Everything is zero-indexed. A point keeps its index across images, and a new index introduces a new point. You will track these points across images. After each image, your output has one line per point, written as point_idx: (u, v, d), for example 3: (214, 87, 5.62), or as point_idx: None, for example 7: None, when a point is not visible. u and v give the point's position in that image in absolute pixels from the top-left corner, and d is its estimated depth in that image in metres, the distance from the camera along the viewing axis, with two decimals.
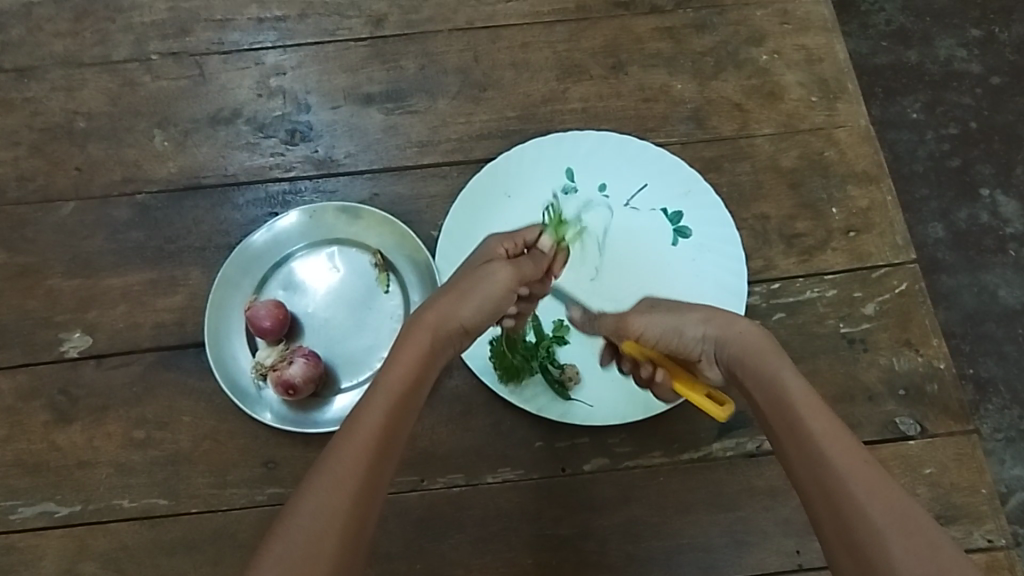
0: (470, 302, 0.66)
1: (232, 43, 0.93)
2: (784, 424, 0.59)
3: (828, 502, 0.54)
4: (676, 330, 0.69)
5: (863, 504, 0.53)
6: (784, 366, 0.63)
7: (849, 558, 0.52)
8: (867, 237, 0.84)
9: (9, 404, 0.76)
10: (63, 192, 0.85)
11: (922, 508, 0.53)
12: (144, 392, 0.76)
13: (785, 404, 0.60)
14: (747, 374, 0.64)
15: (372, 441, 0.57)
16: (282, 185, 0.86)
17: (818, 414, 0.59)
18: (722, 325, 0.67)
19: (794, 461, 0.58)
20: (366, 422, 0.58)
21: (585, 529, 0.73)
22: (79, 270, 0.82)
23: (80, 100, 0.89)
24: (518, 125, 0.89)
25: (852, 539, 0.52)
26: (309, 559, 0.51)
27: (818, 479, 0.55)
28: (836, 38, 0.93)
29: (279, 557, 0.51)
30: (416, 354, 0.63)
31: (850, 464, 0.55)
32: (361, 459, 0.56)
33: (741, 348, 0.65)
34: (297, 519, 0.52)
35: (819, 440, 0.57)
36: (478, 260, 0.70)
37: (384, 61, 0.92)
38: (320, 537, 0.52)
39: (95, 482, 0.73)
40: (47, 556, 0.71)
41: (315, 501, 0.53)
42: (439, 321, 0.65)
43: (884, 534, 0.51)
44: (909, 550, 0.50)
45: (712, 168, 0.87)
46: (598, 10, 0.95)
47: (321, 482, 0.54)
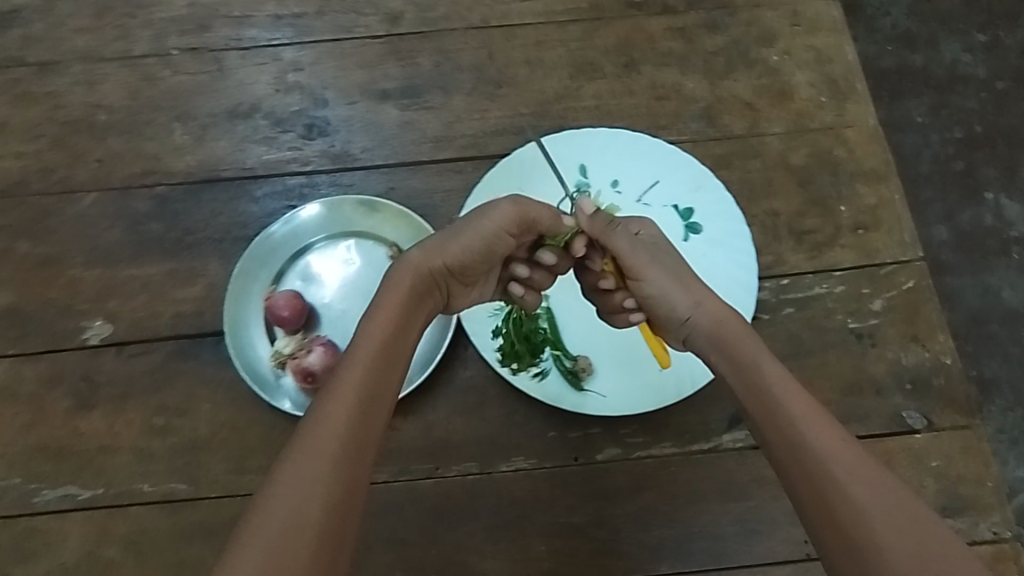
0: (464, 249, 0.71)
1: (250, 40, 0.94)
2: (762, 408, 0.62)
3: (811, 483, 0.56)
4: (670, 296, 0.72)
5: (845, 483, 0.55)
6: (761, 354, 0.65)
7: (834, 539, 0.54)
8: (876, 234, 0.85)
9: (32, 391, 0.77)
10: (84, 184, 0.86)
11: (900, 484, 0.55)
12: (164, 379, 0.77)
13: (763, 390, 0.63)
14: (723, 358, 0.67)
15: (354, 400, 0.59)
16: (300, 179, 0.87)
17: (797, 397, 0.61)
18: (715, 307, 0.70)
19: (774, 444, 0.60)
20: (348, 383, 0.60)
21: (597, 518, 0.74)
22: (100, 260, 0.83)
23: (102, 94, 0.91)
24: (531, 121, 0.91)
25: (834, 514, 0.54)
26: (295, 522, 0.52)
27: (799, 461, 0.58)
28: (844, 39, 0.94)
29: (265, 520, 0.52)
30: (398, 302, 0.67)
31: (828, 444, 0.57)
32: (344, 418, 0.58)
33: (723, 329, 0.68)
34: (285, 478, 0.54)
35: (796, 421, 0.59)
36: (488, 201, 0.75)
37: (400, 57, 0.93)
38: (305, 500, 0.53)
39: (116, 468, 0.74)
40: (67, 541, 0.72)
41: (296, 466, 0.55)
42: (421, 261, 0.70)
43: (866, 511, 0.53)
44: (890, 523, 0.52)
45: (722, 166, 0.89)
46: (610, 10, 0.96)
47: (305, 444, 0.56)
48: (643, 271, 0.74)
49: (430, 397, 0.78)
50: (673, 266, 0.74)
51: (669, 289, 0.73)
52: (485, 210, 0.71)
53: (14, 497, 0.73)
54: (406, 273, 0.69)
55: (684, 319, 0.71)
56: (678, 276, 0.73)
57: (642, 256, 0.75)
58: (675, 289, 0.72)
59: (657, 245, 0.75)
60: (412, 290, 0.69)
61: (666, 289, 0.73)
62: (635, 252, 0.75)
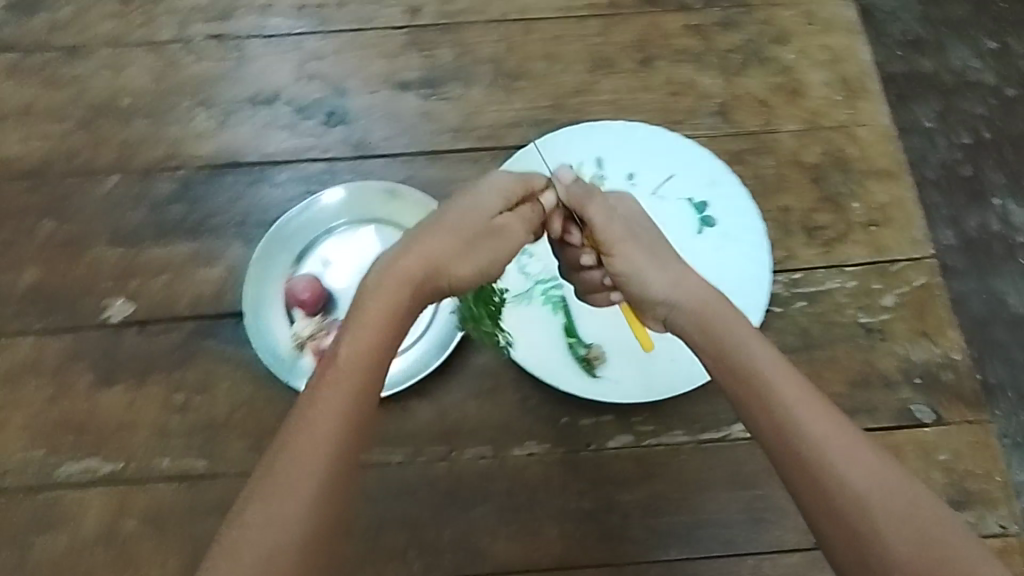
0: (464, 255, 0.67)
1: (273, 28, 0.96)
2: (750, 391, 0.60)
3: (807, 472, 0.55)
4: (643, 273, 0.70)
5: (842, 470, 0.54)
6: (749, 336, 0.63)
7: (835, 529, 0.53)
8: (887, 232, 0.86)
9: (55, 366, 0.78)
10: (108, 165, 0.88)
11: (896, 466, 0.55)
12: (184, 358, 0.79)
13: (754, 372, 0.60)
14: (706, 341, 0.64)
15: (339, 414, 0.56)
16: (320, 165, 0.89)
17: (789, 380, 0.59)
18: (695, 289, 0.67)
19: (766, 430, 0.58)
20: (331, 399, 0.57)
21: (608, 503, 0.75)
22: (122, 241, 0.84)
23: (126, 79, 0.92)
24: (549, 114, 0.92)
25: (833, 503, 0.53)
26: (274, 549, 0.51)
27: (793, 449, 0.56)
28: (858, 40, 0.96)
29: (242, 548, 0.51)
30: (389, 306, 0.62)
31: (823, 430, 0.56)
32: (330, 429, 0.55)
33: (709, 314, 0.65)
34: (262, 503, 0.53)
35: (790, 407, 0.58)
36: (479, 192, 0.71)
37: (419, 48, 0.95)
38: (283, 527, 0.52)
39: (136, 443, 0.75)
40: (87, 513, 0.73)
41: (274, 491, 0.53)
42: (410, 265, 0.64)
43: (863, 496, 0.53)
44: (886, 505, 0.52)
45: (736, 161, 0.90)
46: (628, 7, 0.98)
47: (285, 469, 0.54)
48: (621, 249, 0.72)
49: (444, 381, 0.79)
50: (647, 243, 0.73)
51: (642, 266, 0.71)
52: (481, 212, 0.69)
53: (36, 469, 0.74)
54: (397, 272, 0.64)
55: (658, 299, 0.69)
56: (653, 254, 0.71)
57: (617, 230, 0.73)
58: (652, 268, 0.70)
59: (636, 221, 0.74)
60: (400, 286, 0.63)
61: (640, 266, 0.71)
62: (609, 225, 0.73)
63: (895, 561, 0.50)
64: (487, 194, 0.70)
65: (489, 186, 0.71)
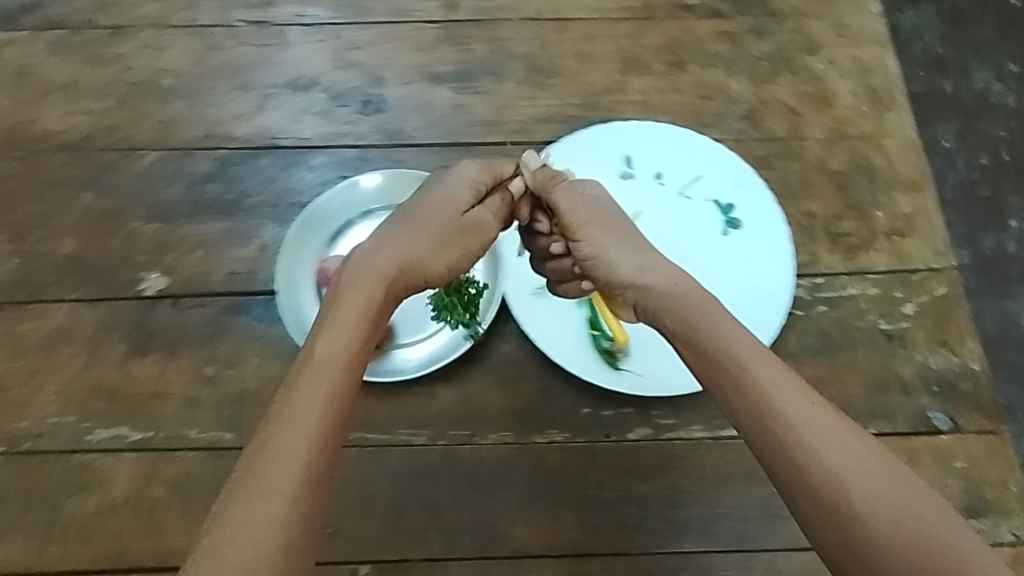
0: (438, 244, 0.70)
1: (312, 17, 0.97)
2: (728, 375, 0.59)
3: (790, 458, 0.54)
4: (609, 257, 0.71)
5: (818, 445, 0.54)
6: (723, 319, 0.62)
7: (813, 506, 0.52)
8: (910, 241, 0.87)
9: (90, 335, 0.80)
10: (147, 142, 0.90)
11: (872, 440, 0.55)
12: (215, 332, 0.80)
13: (731, 355, 0.60)
14: (680, 325, 0.64)
15: (319, 403, 0.55)
16: (354, 152, 0.90)
17: (764, 361, 0.59)
18: (659, 275, 0.68)
19: (747, 415, 0.58)
20: (307, 394, 0.55)
21: (626, 493, 0.76)
22: (159, 216, 0.86)
23: (168, 60, 0.94)
24: (579, 112, 0.94)
25: (820, 491, 0.52)
26: (261, 545, 0.49)
27: (775, 437, 0.55)
28: (887, 53, 0.97)
29: (229, 551, 0.48)
30: (364, 303, 0.62)
31: (801, 407, 0.56)
32: (315, 421, 0.54)
33: (678, 298, 0.65)
34: (243, 503, 0.50)
35: (765, 386, 0.57)
36: (447, 182, 0.73)
37: (455, 42, 0.96)
38: (270, 521, 0.50)
39: (166, 413, 0.77)
40: (117, 478, 0.75)
41: (257, 490, 0.50)
42: (385, 263, 0.65)
43: (847, 480, 0.52)
44: (870, 488, 0.52)
45: (763, 165, 0.92)
46: (661, 11, 0.99)
47: (266, 464, 0.52)
48: (585, 233, 0.73)
49: (470, 367, 0.80)
50: (613, 227, 0.73)
51: (609, 250, 0.71)
52: (452, 205, 0.72)
53: (67, 433, 0.76)
54: (377, 264, 0.65)
55: (625, 284, 0.70)
56: (619, 238, 0.72)
57: (582, 215, 0.74)
58: (614, 250, 0.71)
59: (601, 205, 0.74)
60: (379, 278, 0.65)
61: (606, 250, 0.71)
62: (574, 211, 0.74)
63: (883, 546, 0.50)
64: (455, 184, 0.73)
65: (457, 177, 0.73)
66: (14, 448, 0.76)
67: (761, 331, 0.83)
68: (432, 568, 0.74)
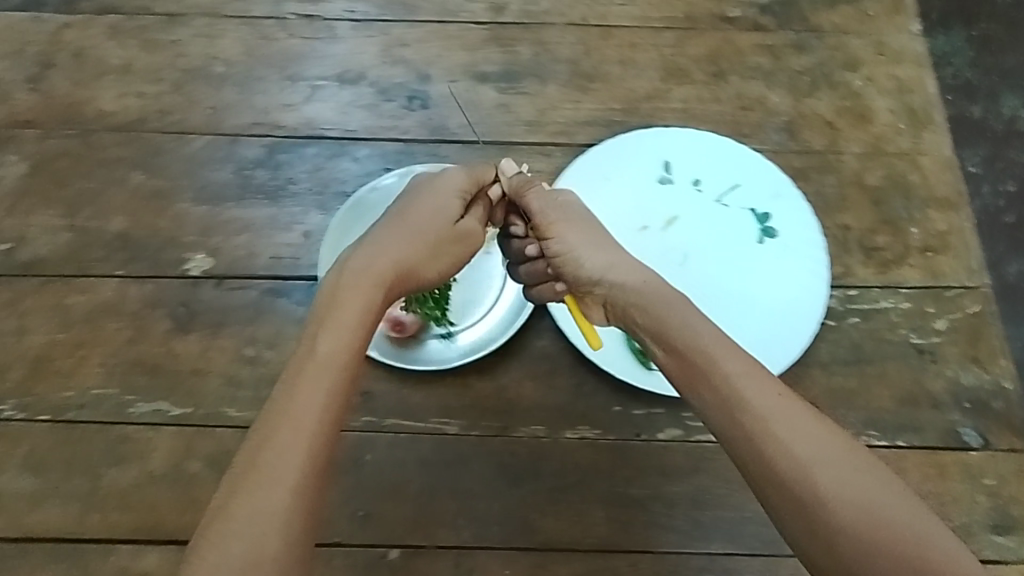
0: (430, 250, 0.70)
1: (362, 13, 0.98)
2: (696, 369, 0.59)
3: (758, 451, 0.54)
4: (578, 253, 0.71)
5: (785, 436, 0.53)
6: (691, 314, 0.63)
7: (782, 500, 0.51)
8: (944, 258, 0.88)
9: (135, 310, 0.83)
10: (198, 127, 0.92)
11: (840, 433, 0.54)
12: (257, 315, 0.82)
13: (699, 349, 0.60)
14: (652, 321, 0.64)
15: (316, 395, 0.55)
16: (398, 145, 0.92)
17: (731, 354, 0.59)
18: (627, 271, 0.69)
19: (714, 409, 0.57)
20: (304, 388, 0.55)
21: (654, 492, 0.77)
22: (206, 199, 0.88)
23: (220, 48, 0.96)
24: (620, 117, 0.95)
25: (786, 483, 0.52)
26: (266, 535, 0.50)
27: (742, 430, 0.55)
28: (926, 73, 0.98)
29: (233, 541, 0.49)
30: (359, 301, 0.61)
31: (769, 400, 0.55)
32: (316, 418, 0.54)
33: (650, 294, 0.66)
34: (245, 495, 0.51)
35: (732, 378, 0.57)
36: (437, 189, 0.74)
37: (500, 44, 0.98)
38: (273, 512, 0.51)
39: (206, 389, 0.80)
40: (158, 450, 0.78)
41: (259, 482, 0.51)
42: (374, 265, 0.64)
43: (812, 469, 0.51)
44: (836, 477, 0.51)
45: (799, 178, 0.93)
46: (703, 22, 1.00)
47: (265, 456, 0.52)
48: (556, 232, 0.73)
49: (504, 360, 0.81)
50: (582, 227, 0.74)
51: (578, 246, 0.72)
52: (439, 212, 0.72)
53: (111, 404, 0.79)
54: (373, 263, 0.65)
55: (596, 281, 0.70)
56: (588, 236, 0.72)
57: (553, 216, 0.74)
58: (584, 249, 0.71)
59: (573, 208, 0.75)
60: (376, 276, 0.64)
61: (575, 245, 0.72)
62: (545, 211, 0.74)
63: (850, 536, 0.49)
64: (444, 192, 0.73)
65: (447, 185, 0.74)
66: (58, 417, 0.79)
67: (793, 340, 0.83)
68: (460, 555, 0.75)
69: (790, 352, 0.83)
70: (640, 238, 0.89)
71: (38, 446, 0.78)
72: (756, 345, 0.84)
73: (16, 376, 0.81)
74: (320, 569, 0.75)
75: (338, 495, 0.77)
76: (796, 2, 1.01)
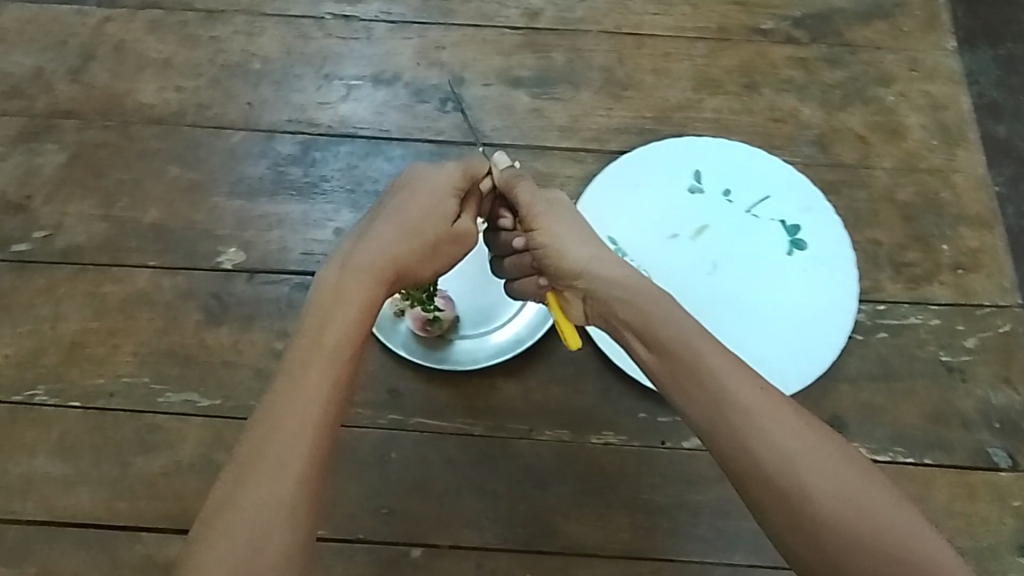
0: (425, 249, 0.68)
1: (398, 15, 0.99)
2: (680, 363, 0.60)
3: (740, 446, 0.55)
4: (564, 245, 0.70)
5: (768, 432, 0.55)
6: (675, 309, 0.64)
7: (768, 496, 0.53)
8: (975, 276, 0.88)
9: (168, 301, 0.84)
10: (234, 122, 0.93)
11: (819, 426, 0.56)
12: (288, 309, 0.83)
13: (682, 344, 0.61)
14: (635, 317, 0.65)
15: (316, 390, 0.56)
16: (431, 146, 0.93)
17: (715, 350, 0.60)
18: (611, 267, 0.68)
19: (696, 404, 0.59)
20: (305, 383, 0.56)
21: (679, 500, 0.77)
22: (240, 193, 0.89)
23: (259, 45, 0.97)
24: (652, 125, 0.95)
25: (769, 479, 0.54)
26: (272, 524, 0.52)
27: (725, 426, 0.57)
28: (961, 91, 0.98)
29: (240, 531, 0.51)
30: (356, 298, 0.61)
31: (752, 396, 0.57)
32: (319, 412, 0.55)
33: (635, 288, 0.66)
34: (251, 486, 0.52)
35: (716, 374, 0.58)
36: (433, 185, 0.71)
37: (535, 50, 0.98)
38: (277, 503, 0.52)
39: (236, 381, 0.81)
40: (188, 440, 0.79)
41: (263, 473, 0.53)
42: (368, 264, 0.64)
43: (795, 464, 0.54)
44: (816, 471, 0.53)
45: (830, 192, 0.93)
46: (737, 34, 1.00)
47: (267, 447, 0.54)
48: (543, 226, 0.72)
49: (531, 362, 0.81)
50: (569, 222, 0.72)
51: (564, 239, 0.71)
52: (435, 209, 0.70)
53: (142, 393, 0.80)
54: (372, 261, 0.64)
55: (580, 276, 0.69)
56: (574, 233, 0.71)
57: (540, 209, 0.73)
58: (569, 244, 0.70)
59: (560, 204, 0.73)
60: (373, 273, 0.64)
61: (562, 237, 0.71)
62: (533, 204, 0.73)
63: (830, 529, 0.51)
64: (439, 188, 0.71)
65: (443, 180, 0.71)
66: (90, 404, 0.80)
67: (822, 352, 0.83)
68: (482, 556, 0.76)
69: (819, 365, 0.83)
70: (669, 247, 0.89)
71: (70, 431, 0.79)
72: (784, 357, 0.84)
73: (50, 361, 0.82)
74: (343, 564, 0.75)
75: (362, 491, 0.77)
76: (831, 16, 1.01)
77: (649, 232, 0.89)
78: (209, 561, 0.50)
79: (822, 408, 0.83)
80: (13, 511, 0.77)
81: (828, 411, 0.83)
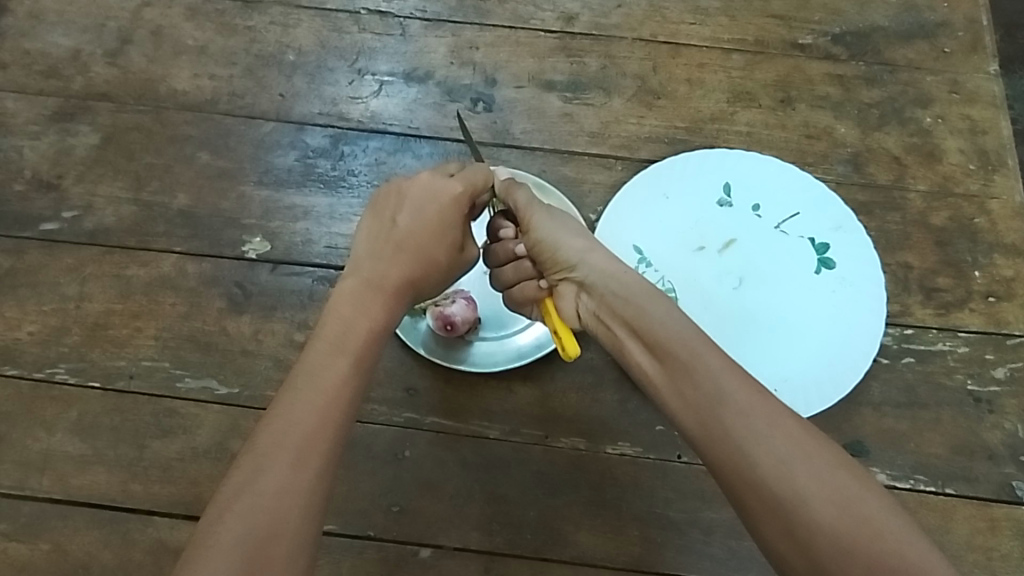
0: (438, 269, 0.69)
1: (434, 13, 0.99)
2: (679, 363, 0.60)
3: (733, 450, 0.55)
4: (561, 250, 0.69)
5: (763, 435, 0.54)
6: (673, 310, 0.63)
7: (760, 502, 0.53)
8: (1007, 306, 0.86)
9: (192, 287, 0.84)
10: (266, 113, 0.93)
11: (815, 431, 0.55)
12: (310, 302, 0.83)
13: (680, 344, 0.60)
14: (632, 318, 0.64)
15: (331, 389, 0.57)
16: (460, 146, 0.92)
17: (712, 351, 0.59)
18: (608, 271, 0.68)
19: (693, 406, 0.58)
20: (319, 382, 0.57)
21: (693, 517, 0.76)
22: (268, 183, 0.89)
23: (294, 37, 0.97)
24: (684, 135, 0.94)
25: (762, 483, 0.53)
26: (281, 509, 0.51)
27: (720, 429, 0.56)
28: (1002, 116, 0.96)
29: (246, 514, 0.51)
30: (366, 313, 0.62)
31: (748, 400, 0.56)
32: (335, 408, 0.56)
33: (633, 290, 0.66)
34: (263, 473, 0.52)
35: (714, 375, 0.58)
36: (438, 201, 0.69)
37: (569, 54, 0.98)
38: (286, 489, 0.52)
39: (254, 371, 0.81)
40: (204, 426, 0.79)
41: (274, 459, 0.53)
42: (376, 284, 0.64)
43: (789, 468, 0.53)
44: (811, 475, 0.52)
45: (862, 212, 0.91)
46: (774, 47, 0.99)
47: (279, 437, 0.54)
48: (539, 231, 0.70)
49: (550, 368, 0.80)
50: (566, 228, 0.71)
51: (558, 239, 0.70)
52: (442, 227, 0.69)
53: (161, 377, 0.81)
54: (386, 281, 0.65)
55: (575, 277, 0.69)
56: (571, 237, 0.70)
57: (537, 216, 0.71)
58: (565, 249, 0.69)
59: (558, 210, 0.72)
60: (388, 291, 0.65)
61: (555, 236, 0.69)
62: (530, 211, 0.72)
63: (825, 535, 0.50)
64: (446, 204, 0.69)
65: (450, 196, 0.69)
66: (109, 385, 0.81)
67: (846, 375, 0.82)
68: (490, 560, 0.75)
69: (843, 388, 0.82)
70: (694, 258, 0.88)
71: (89, 411, 0.80)
72: (807, 377, 0.82)
73: (73, 340, 0.82)
74: (351, 560, 0.75)
75: (374, 488, 0.77)
76: (871, 34, 1.00)
77: (674, 243, 0.88)
78: (216, 547, 0.49)
79: (842, 432, 0.82)
80: (29, 487, 0.78)
81: (848, 435, 0.82)
